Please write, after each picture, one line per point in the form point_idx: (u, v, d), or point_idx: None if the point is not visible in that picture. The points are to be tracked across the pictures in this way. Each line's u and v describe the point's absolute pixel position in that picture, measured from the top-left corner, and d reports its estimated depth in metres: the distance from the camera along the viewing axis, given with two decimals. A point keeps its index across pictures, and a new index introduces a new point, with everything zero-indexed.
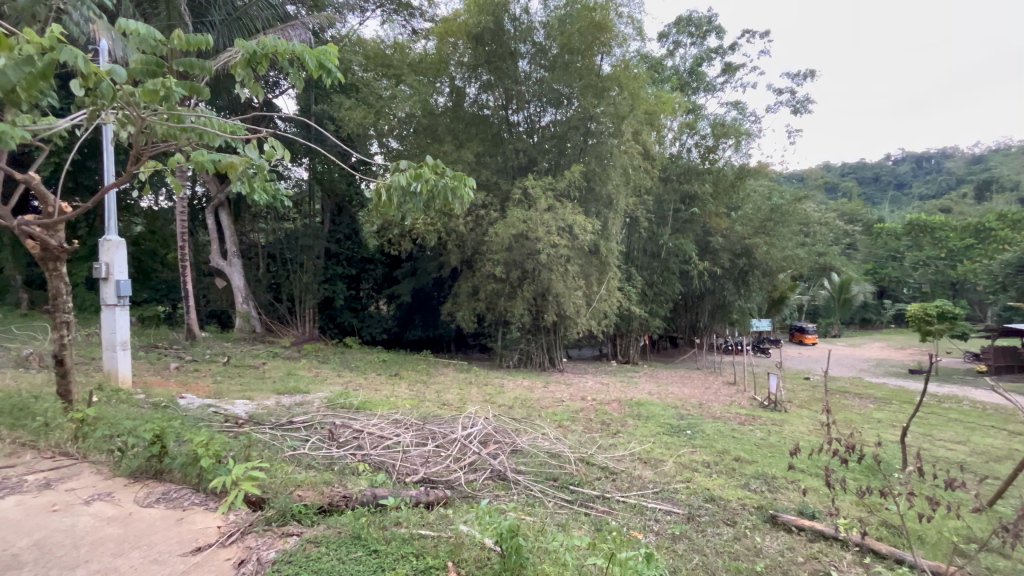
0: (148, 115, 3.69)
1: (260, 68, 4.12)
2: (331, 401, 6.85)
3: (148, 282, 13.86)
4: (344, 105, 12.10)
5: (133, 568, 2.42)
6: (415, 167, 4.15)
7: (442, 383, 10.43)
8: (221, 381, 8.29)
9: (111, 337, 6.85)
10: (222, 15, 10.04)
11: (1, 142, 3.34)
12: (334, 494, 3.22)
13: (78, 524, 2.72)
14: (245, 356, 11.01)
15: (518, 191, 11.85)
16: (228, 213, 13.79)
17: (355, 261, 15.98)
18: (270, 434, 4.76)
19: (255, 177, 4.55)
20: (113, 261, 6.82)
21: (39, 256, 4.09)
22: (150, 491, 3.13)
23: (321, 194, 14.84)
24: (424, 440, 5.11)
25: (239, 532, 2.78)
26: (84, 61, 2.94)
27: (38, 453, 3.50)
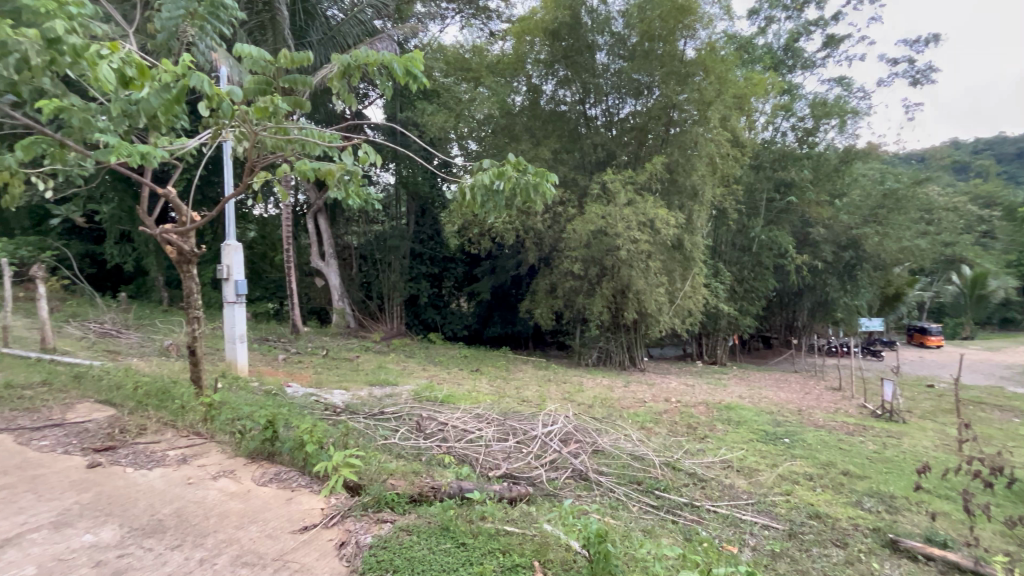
0: (259, 130, 4.06)
1: (354, 79, 4.37)
2: (417, 393, 7.17)
3: (260, 281, 15.49)
4: (427, 111, 12.51)
5: (251, 540, 2.68)
6: (499, 165, 4.19)
7: (521, 379, 10.52)
8: (321, 372, 9.04)
9: (231, 330, 7.70)
10: (319, 35, 10.89)
11: (146, 161, 3.85)
12: (424, 485, 3.34)
13: (208, 497, 3.07)
14: (341, 349, 11.89)
15: (597, 186, 11.63)
16: (326, 218, 14.93)
17: (437, 260, 16.65)
18: (364, 423, 5.06)
19: (350, 181, 4.84)
20: (232, 262, 7.66)
21: (175, 260, 4.69)
22: (265, 471, 3.46)
23: (407, 197, 15.61)
24: (506, 436, 5.14)
25: (339, 515, 2.97)
26: (208, 84, 3.29)
27: (177, 431, 4.01)
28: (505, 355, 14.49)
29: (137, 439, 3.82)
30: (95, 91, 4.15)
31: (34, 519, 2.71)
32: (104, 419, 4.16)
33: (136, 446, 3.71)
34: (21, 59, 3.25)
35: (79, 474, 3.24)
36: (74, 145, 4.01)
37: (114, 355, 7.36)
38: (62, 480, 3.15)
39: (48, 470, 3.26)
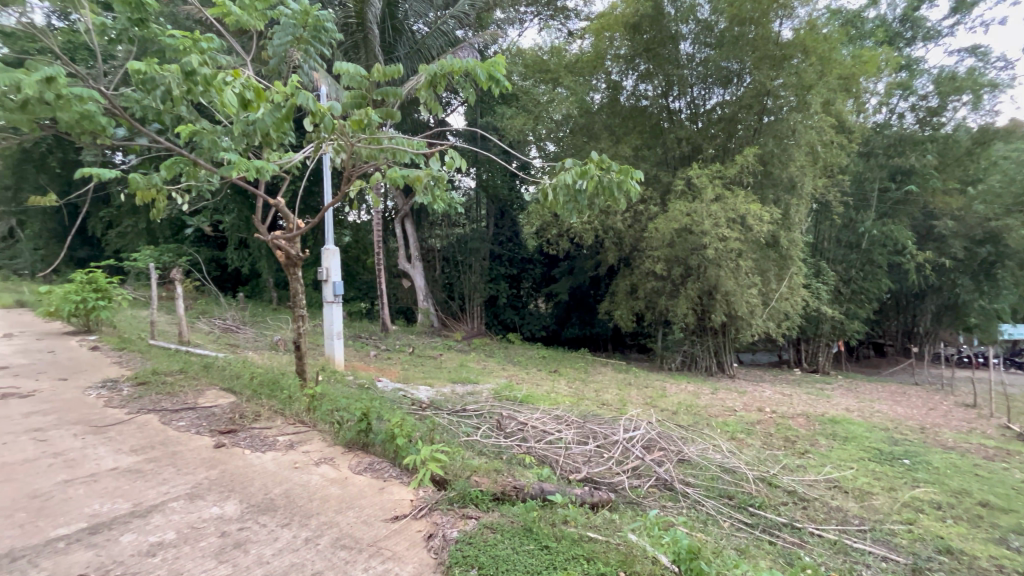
0: (355, 141, 4.35)
1: (440, 87, 4.53)
2: (497, 392, 7.29)
3: (354, 282, 16.69)
4: (506, 114, 12.72)
5: (349, 525, 2.86)
6: (581, 163, 4.12)
7: (600, 382, 10.31)
8: (408, 368, 9.54)
9: (329, 328, 8.36)
10: (406, 49, 11.48)
11: (259, 174, 4.29)
12: (507, 484, 3.37)
13: (312, 481, 3.34)
14: (426, 347, 12.43)
15: (682, 182, 11.08)
16: (412, 222, 15.68)
17: (516, 261, 16.95)
18: (447, 419, 5.23)
19: (437, 186, 5.03)
20: (331, 266, 8.31)
21: (284, 264, 5.17)
22: (360, 460, 3.71)
23: (487, 201, 15.98)
24: (586, 439, 5.05)
25: (427, 507, 3.09)
26: (313, 101, 3.60)
27: (286, 419, 4.42)
28: (583, 356, 14.31)
29: (253, 424, 4.27)
30: (221, 114, 4.69)
31: (173, 489, 3.11)
32: (227, 405, 4.69)
33: (253, 430, 4.14)
34: (165, 91, 3.76)
35: (208, 453, 3.68)
36: (204, 163, 4.57)
37: (234, 348, 8.31)
38: (196, 457, 3.60)
39: (185, 447, 3.75)
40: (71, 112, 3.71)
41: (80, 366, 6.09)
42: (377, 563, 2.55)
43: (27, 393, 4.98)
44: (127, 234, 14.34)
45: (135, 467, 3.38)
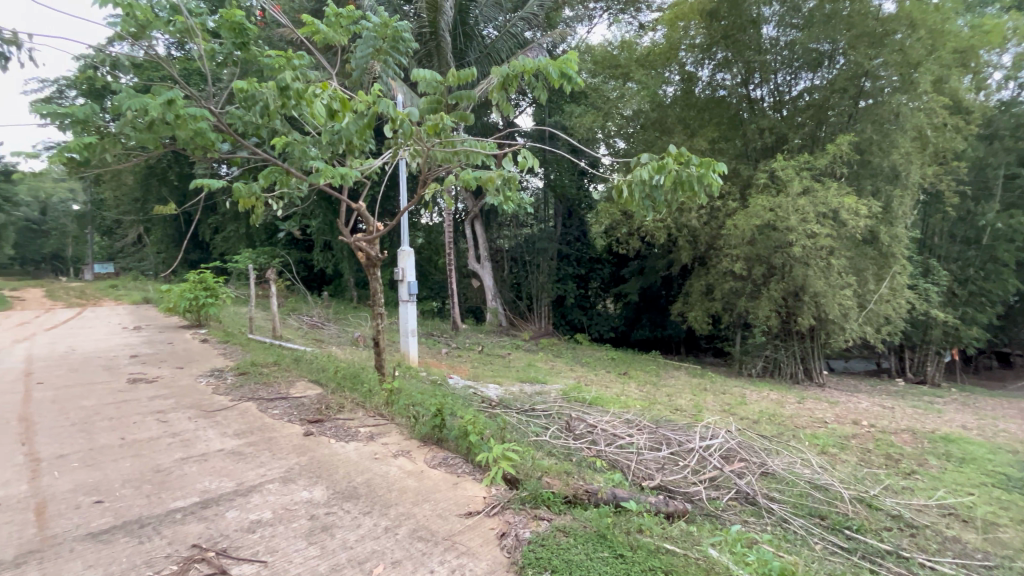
0: (431, 145, 4.49)
1: (511, 89, 4.56)
2: (566, 393, 7.18)
3: (427, 282, 17.33)
4: (575, 113, 12.56)
5: (425, 517, 2.96)
6: (657, 159, 3.96)
7: (673, 386, 9.88)
8: (477, 366, 9.72)
9: (404, 325, 8.71)
10: (476, 54, 11.69)
11: (343, 180, 4.55)
12: (579, 487, 3.31)
13: (391, 472, 3.49)
14: (495, 346, 12.60)
15: (764, 175, 10.35)
16: (481, 223, 15.94)
17: (584, 261, 16.87)
18: (516, 418, 5.25)
19: (509, 186, 5.03)
20: (406, 266, 8.66)
21: (364, 264, 5.45)
22: (434, 455, 3.82)
23: (555, 200, 15.94)
24: (658, 445, 4.84)
25: (499, 506, 3.12)
26: (393, 107, 3.77)
27: (367, 411, 4.67)
28: (654, 359, 13.83)
29: (338, 415, 4.55)
30: (310, 125, 5.03)
31: (270, 472, 3.39)
32: (315, 396, 5.04)
33: (337, 420, 4.42)
34: (263, 106, 4.11)
35: (299, 440, 3.97)
36: (295, 172, 4.93)
37: (320, 343, 8.92)
38: (288, 443, 3.90)
39: (279, 434, 4.07)
40: (186, 131, 4.16)
41: (193, 356, 6.84)
42: (452, 557, 2.60)
43: (152, 378, 5.67)
44: (231, 239, 15.94)
45: (238, 450, 3.72)
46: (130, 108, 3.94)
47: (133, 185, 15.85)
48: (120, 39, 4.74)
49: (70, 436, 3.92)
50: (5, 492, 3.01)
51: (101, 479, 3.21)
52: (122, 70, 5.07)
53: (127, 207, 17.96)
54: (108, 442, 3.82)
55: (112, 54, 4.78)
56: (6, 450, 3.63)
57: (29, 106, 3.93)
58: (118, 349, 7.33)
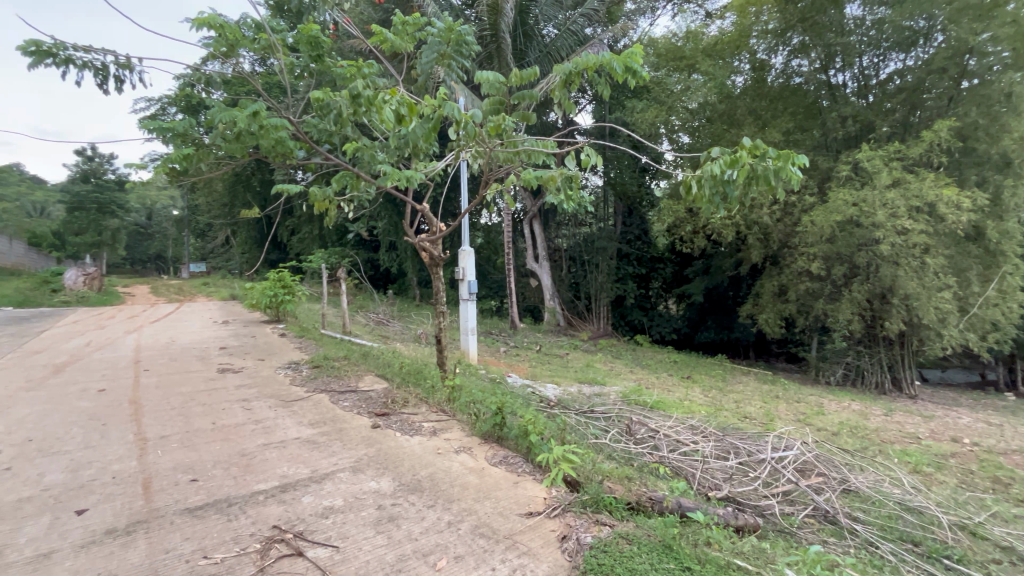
0: (494, 145, 4.52)
1: (574, 86, 4.50)
2: (625, 396, 6.96)
3: (486, 281, 17.61)
4: (637, 108, 12.22)
5: (486, 514, 2.99)
6: (730, 152, 3.74)
7: (741, 393, 9.37)
8: (536, 366, 9.73)
9: (464, 324, 8.89)
10: (536, 53, 11.69)
11: (409, 182, 4.70)
12: (642, 494, 3.21)
13: (453, 468, 3.56)
14: (553, 346, 12.56)
15: (846, 167, 9.56)
16: (540, 222, 15.88)
17: (645, 261, 16.54)
18: (574, 419, 5.17)
19: (569, 184, 4.95)
20: (466, 265, 8.83)
21: (428, 264, 5.61)
22: (495, 453, 3.86)
23: (615, 198, 15.65)
24: (726, 454, 4.59)
25: (560, 508, 3.09)
26: (458, 110, 3.83)
27: (429, 407, 4.80)
28: (720, 363, 13.17)
29: (403, 409, 4.71)
30: (377, 131, 5.23)
31: (341, 461, 3.57)
32: (381, 390, 5.27)
33: (402, 415, 4.58)
34: (337, 114, 4.35)
35: (367, 432, 4.15)
36: (365, 176, 5.16)
37: (385, 340, 9.30)
38: (357, 434, 4.09)
39: (349, 425, 4.29)
40: (268, 139, 4.48)
41: (273, 349, 7.38)
42: (513, 557, 2.60)
43: (238, 369, 6.17)
44: (306, 240, 17.05)
45: (312, 439, 3.96)
46: (222, 121, 4.30)
47: (223, 192, 17.36)
48: (213, 59, 5.19)
49: (171, 419, 4.35)
50: (119, 466, 3.39)
51: (196, 459, 3.53)
52: (214, 87, 5.55)
53: (218, 212, 19.70)
54: (201, 426, 4.19)
55: (207, 72, 5.25)
56: (120, 429, 4.08)
57: (139, 123, 4.40)
58: (210, 341, 8.06)
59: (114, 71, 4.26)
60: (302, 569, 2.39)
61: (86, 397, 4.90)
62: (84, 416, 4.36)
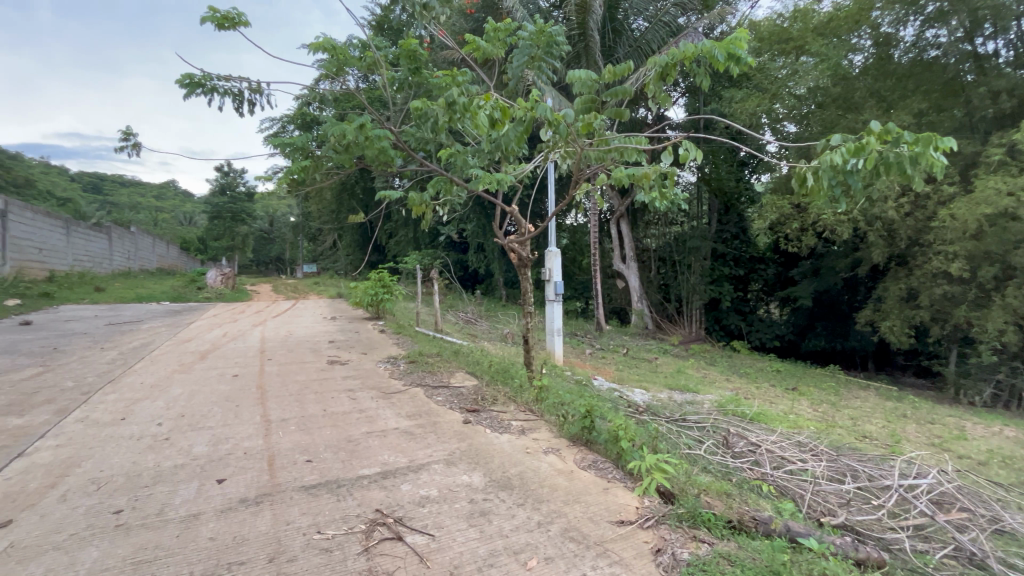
0: (586, 145, 4.46)
1: (670, 78, 4.26)
2: (721, 405, 6.50)
3: (572, 282, 17.49)
4: (735, 98, 11.42)
5: (577, 518, 2.95)
6: (852, 139, 3.33)
7: (858, 408, 8.36)
8: (623, 369, 9.47)
9: (550, 324, 8.90)
10: (626, 48, 11.43)
11: (500, 183, 4.80)
12: (745, 512, 2.98)
13: (542, 468, 3.58)
14: (641, 349, 12.15)
15: (999, 150, 8.11)
16: (627, 222, 15.35)
17: (743, 261, 15.38)
18: (665, 427, 4.92)
19: (664, 182, 4.73)
20: (553, 266, 8.82)
21: (516, 265, 5.69)
22: (584, 456, 3.81)
23: (709, 195, 14.75)
24: (841, 476, 4.11)
25: (653, 519, 2.98)
26: (550, 111, 3.83)
27: (518, 405, 4.86)
28: (832, 374, 11.86)
29: (492, 406, 4.82)
30: (469, 135, 5.38)
31: (436, 453, 3.74)
32: (471, 387, 5.44)
33: (492, 412, 4.69)
34: (434, 122, 4.56)
35: (459, 426, 4.31)
36: (457, 180, 5.37)
37: (473, 338, 9.61)
38: (450, 428, 4.26)
39: (443, 419, 4.48)
40: (373, 149, 4.82)
41: (374, 344, 7.96)
42: (604, 565, 2.54)
43: (344, 361, 6.72)
44: (402, 242, 18.19)
45: (409, 430, 4.19)
46: (333, 134, 4.72)
47: (331, 200, 19.09)
48: (325, 78, 5.71)
49: (290, 404, 4.85)
50: (249, 443, 3.85)
51: (310, 442, 3.90)
52: (326, 104, 6.13)
53: (327, 219, 21.72)
54: (314, 411, 4.62)
55: (320, 91, 5.79)
56: (250, 410, 4.65)
57: (266, 140, 4.98)
58: (320, 335, 8.90)
59: (248, 96, 4.85)
60: (402, 553, 2.53)
61: (224, 381, 5.65)
62: (222, 397, 5.01)
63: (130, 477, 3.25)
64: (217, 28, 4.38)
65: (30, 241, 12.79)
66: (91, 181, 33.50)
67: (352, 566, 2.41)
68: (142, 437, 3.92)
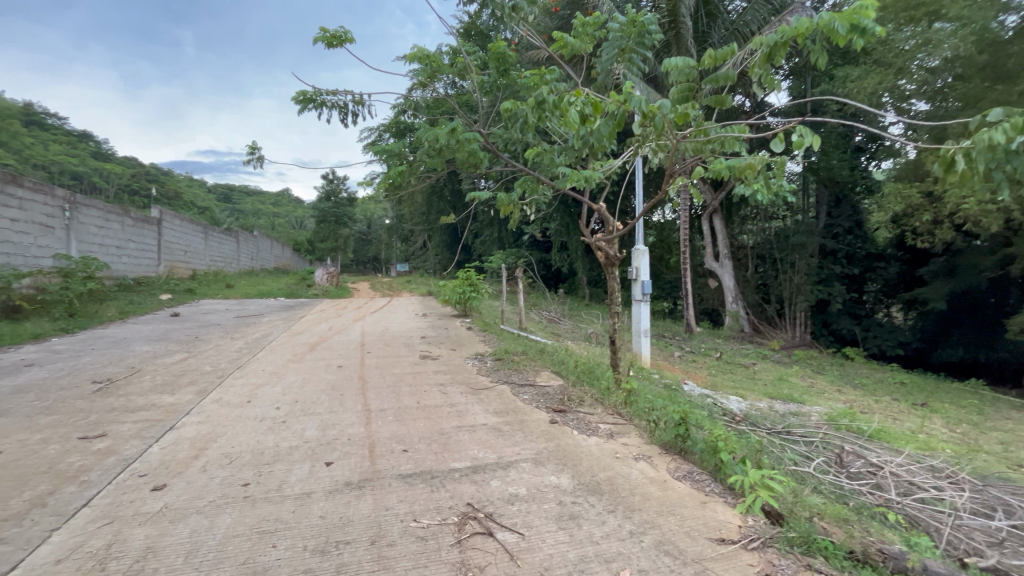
0: (681, 138, 4.19)
1: (779, 59, 3.84)
2: (832, 418, 5.85)
3: (659, 282, 16.79)
4: (852, 76, 10.30)
5: (672, 531, 2.80)
6: (1017, 112, 2.79)
7: (1011, 431, 7.08)
8: (716, 374, 8.88)
9: (637, 325, 8.60)
10: (721, 32, 10.69)
11: (589, 181, 4.72)
12: (871, 544, 2.63)
13: (633, 475, 3.45)
14: (736, 354, 11.31)
15: None
16: (721, 218, 14.26)
17: (858, 259, 13.78)
18: (767, 439, 4.52)
19: (769, 174, 4.32)
20: (640, 265, 8.51)
21: (603, 264, 5.56)
22: (678, 466, 3.61)
23: (818, 186, 13.35)
24: (991, 511, 3.49)
25: (758, 541, 2.74)
26: (644, 103, 3.67)
27: (605, 408, 4.75)
28: (974, 390, 10.18)
29: (579, 407, 4.75)
30: (556, 133, 5.34)
31: (523, 451, 3.76)
32: (557, 387, 5.40)
33: (578, 413, 4.62)
34: (523, 122, 4.57)
35: (546, 426, 4.30)
36: (544, 179, 5.35)
37: (557, 338, 9.56)
38: (537, 428, 4.26)
39: (530, 417, 4.50)
40: (463, 152, 4.98)
41: (461, 341, 8.24)
42: None
43: (434, 356, 7.02)
44: (488, 242, 18.69)
45: (497, 427, 4.26)
46: (427, 139, 4.93)
47: (422, 202, 20.12)
48: (419, 86, 6.00)
49: (387, 395, 5.17)
50: (353, 430, 4.15)
51: (406, 432, 4.12)
52: (420, 111, 6.43)
53: (419, 220, 22.91)
54: (409, 403, 4.88)
55: (414, 99, 6.08)
56: (353, 399, 5.02)
57: (367, 148, 5.35)
58: (413, 331, 9.40)
59: (351, 107, 5.23)
60: (493, 549, 2.57)
61: (330, 371, 6.18)
62: (329, 386, 5.47)
63: (255, 454, 3.65)
64: (326, 47, 4.78)
65: (178, 244, 14.93)
66: (223, 192, 38.63)
67: (446, 557, 2.49)
68: (264, 419, 4.40)
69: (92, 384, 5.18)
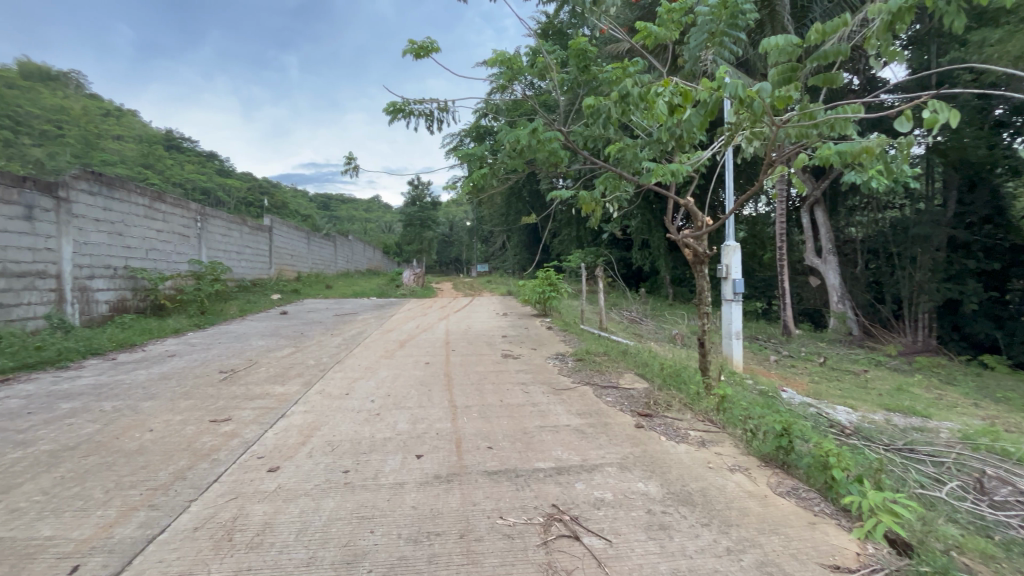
0: (783, 123, 3.83)
1: (903, 27, 3.37)
2: (969, 436, 5.05)
3: (753, 280, 15.62)
4: (991, 39, 8.85)
5: (775, 552, 2.58)
6: None
7: None
8: (820, 381, 8.06)
9: (728, 326, 8.07)
10: (824, 4, 9.74)
11: (677, 175, 4.49)
12: None
13: (728, 486, 3.23)
14: (844, 360, 10.19)
15: None
16: (823, 209, 12.97)
17: (999, 252, 11.82)
18: (885, 457, 4.00)
19: (889, 158, 3.82)
20: (731, 262, 7.97)
21: (691, 261, 5.27)
22: (781, 480, 3.32)
23: (945, 169, 11.67)
24: None
25: (881, 572, 2.43)
26: (741, 88, 3.41)
27: (695, 414, 4.50)
28: None
29: (666, 413, 4.54)
30: (640, 127, 5.17)
31: (609, 455, 3.67)
32: (641, 390, 5.21)
33: (666, 418, 4.42)
34: (606, 117, 4.47)
35: (631, 430, 4.16)
36: (626, 175, 5.17)
37: (640, 338, 9.25)
38: (622, 431, 4.14)
39: (614, 420, 4.39)
40: (544, 151, 4.97)
41: (542, 340, 8.25)
42: None
43: (515, 355, 7.10)
44: (566, 241, 18.59)
45: (581, 428, 4.20)
46: (509, 141, 5.00)
47: (502, 204, 20.51)
48: (499, 89, 6.09)
49: (471, 392, 5.31)
50: (440, 425, 4.31)
51: (490, 430, 4.20)
52: (501, 114, 6.54)
53: (498, 221, 23.35)
54: (492, 401, 4.98)
55: (495, 102, 6.20)
56: (439, 395, 5.23)
57: (451, 152, 5.56)
58: (494, 329, 9.60)
59: (436, 114, 5.44)
60: (580, 553, 2.53)
61: (417, 367, 6.49)
62: (417, 382, 5.73)
63: (354, 444, 3.93)
64: (415, 58, 5.02)
65: (286, 249, 16.55)
66: (322, 200, 42.19)
67: (533, 557, 2.49)
68: (360, 410, 4.71)
69: (219, 374, 5.90)
